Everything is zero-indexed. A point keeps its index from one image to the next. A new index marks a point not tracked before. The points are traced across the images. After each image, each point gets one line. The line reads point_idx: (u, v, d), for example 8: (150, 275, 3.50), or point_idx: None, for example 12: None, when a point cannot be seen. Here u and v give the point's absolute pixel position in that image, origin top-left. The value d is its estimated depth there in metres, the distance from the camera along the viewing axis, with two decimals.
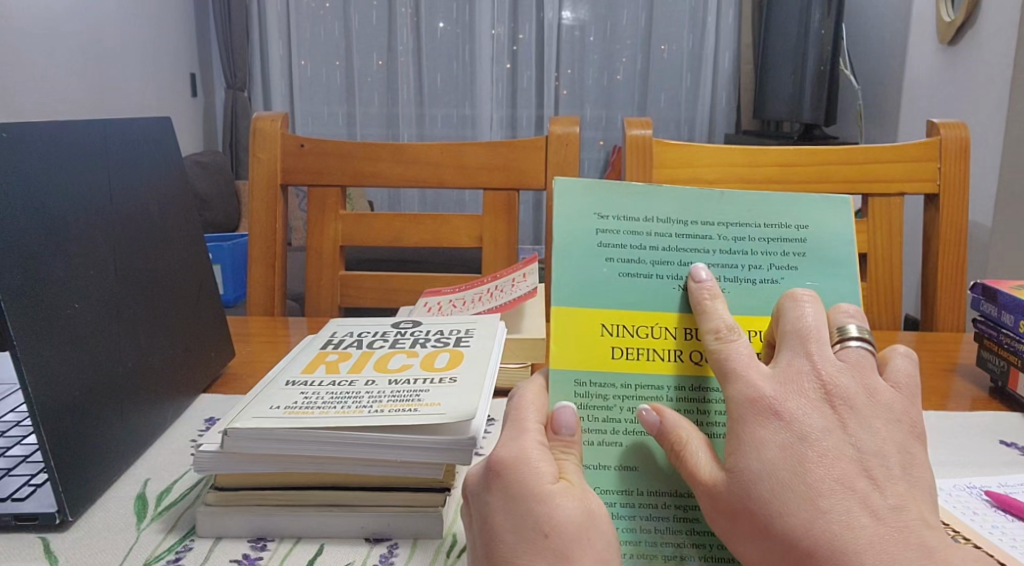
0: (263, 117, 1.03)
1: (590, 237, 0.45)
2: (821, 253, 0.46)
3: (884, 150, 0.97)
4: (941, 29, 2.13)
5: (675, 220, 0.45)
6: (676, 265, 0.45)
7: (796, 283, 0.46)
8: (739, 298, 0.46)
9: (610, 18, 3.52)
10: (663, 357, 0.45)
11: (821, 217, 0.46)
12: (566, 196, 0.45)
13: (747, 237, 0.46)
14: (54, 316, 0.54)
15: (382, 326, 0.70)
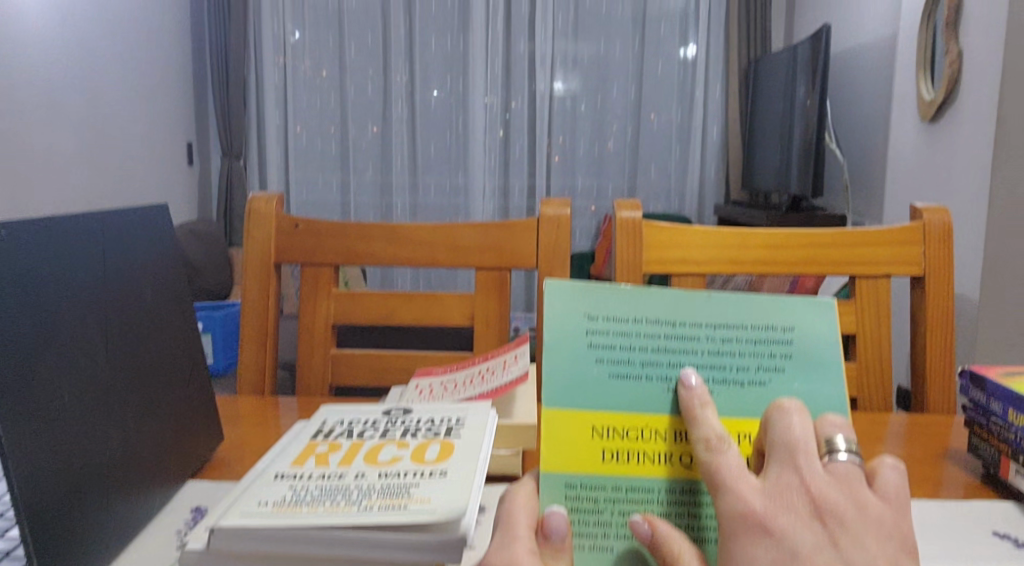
0: (258, 198, 1.04)
1: (579, 338, 0.48)
2: (807, 355, 0.49)
3: (869, 233, 0.99)
4: (922, 106, 2.21)
5: (664, 321, 0.48)
6: (666, 366, 0.48)
7: (782, 385, 0.49)
8: (728, 398, 0.48)
9: (600, 91, 3.63)
10: (653, 459, 0.47)
11: (808, 319, 0.49)
12: (557, 299, 0.48)
13: (734, 338, 0.48)
14: (43, 408, 0.54)
15: (372, 414, 0.69)
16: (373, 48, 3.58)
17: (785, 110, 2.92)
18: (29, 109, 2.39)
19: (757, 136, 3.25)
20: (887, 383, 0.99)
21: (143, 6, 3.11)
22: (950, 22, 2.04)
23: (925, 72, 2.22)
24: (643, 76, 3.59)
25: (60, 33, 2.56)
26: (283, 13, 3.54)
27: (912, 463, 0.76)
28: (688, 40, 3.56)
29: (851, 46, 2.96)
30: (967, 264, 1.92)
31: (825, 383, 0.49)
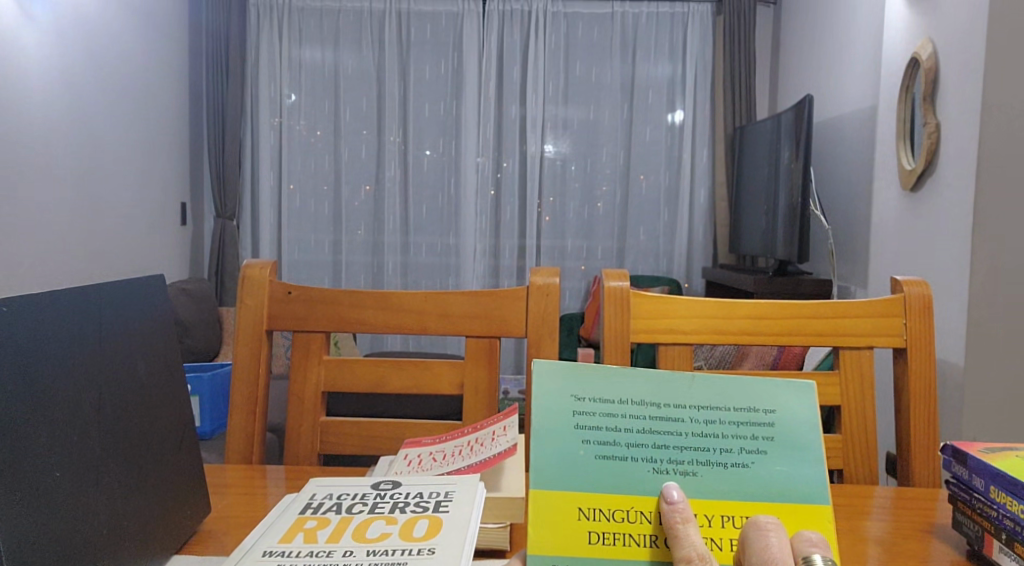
0: (252, 265, 1.06)
1: (568, 417, 0.54)
2: (789, 438, 0.54)
3: (851, 305, 1.01)
4: (903, 175, 2.26)
5: (647, 403, 0.54)
6: (649, 447, 0.54)
7: (764, 466, 0.54)
8: (711, 481, 0.53)
9: (590, 155, 3.70)
10: (638, 542, 0.52)
11: (787, 403, 0.55)
12: (548, 381, 0.54)
13: (716, 420, 0.54)
14: (16, 461, 0.54)
15: (362, 487, 0.69)
16: (368, 111, 3.67)
17: (770, 176, 2.99)
18: (26, 170, 2.42)
19: (744, 200, 3.31)
20: (872, 454, 1.00)
21: (144, 69, 3.19)
22: (926, 95, 2.12)
23: (906, 142, 2.30)
24: (632, 140, 3.67)
25: (61, 95, 2.61)
26: (280, 77, 3.65)
27: (899, 538, 0.76)
28: (675, 107, 3.67)
29: (833, 115, 3.06)
30: (951, 330, 1.95)
31: (806, 466, 0.53)
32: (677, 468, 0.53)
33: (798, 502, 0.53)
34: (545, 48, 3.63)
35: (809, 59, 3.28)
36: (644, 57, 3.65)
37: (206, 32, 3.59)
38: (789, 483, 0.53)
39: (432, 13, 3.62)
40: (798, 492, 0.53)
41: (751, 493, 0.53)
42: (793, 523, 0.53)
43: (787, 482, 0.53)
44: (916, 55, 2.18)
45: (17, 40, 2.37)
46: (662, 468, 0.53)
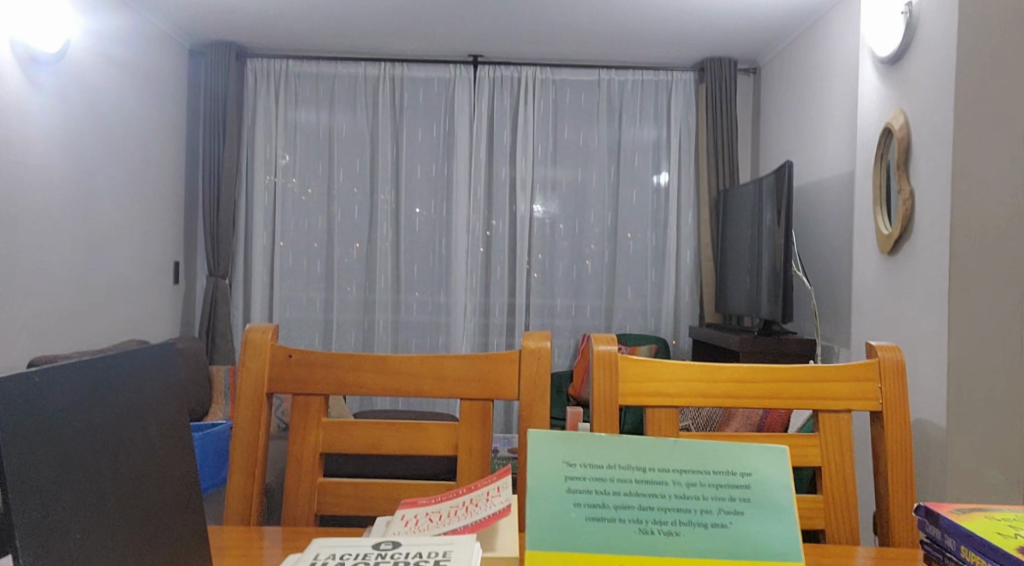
0: (255, 329, 1.10)
1: (560, 481, 0.61)
2: (763, 498, 0.60)
3: (830, 369, 1.06)
4: (881, 240, 2.35)
5: (634, 469, 0.61)
6: (636, 508, 0.60)
7: (744, 526, 0.59)
8: (694, 538, 0.59)
9: (578, 216, 3.79)
10: None
11: (761, 468, 0.62)
12: (544, 448, 0.62)
13: (698, 484, 0.61)
14: (45, 524, 0.57)
15: (364, 547, 0.72)
16: (362, 172, 3.76)
17: (753, 238, 3.08)
18: (25, 233, 2.47)
19: (728, 262, 3.39)
20: (853, 515, 1.03)
21: (143, 133, 3.27)
22: (900, 163, 2.21)
23: (882, 208, 2.39)
24: (619, 202, 3.77)
25: (63, 158, 2.68)
26: (276, 140, 3.75)
27: None
28: (661, 169, 3.78)
29: (812, 179, 3.17)
30: (930, 391, 2.00)
31: (781, 526, 0.59)
32: (662, 528, 0.59)
33: (774, 561, 0.58)
34: (535, 114, 3.76)
35: (788, 126, 3.41)
36: (630, 121, 3.78)
37: (204, 96, 3.69)
38: (767, 541, 0.59)
39: (426, 80, 3.76)
40: (775, 551, 0.58)
41: (734, 552, 0.58)
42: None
43: (766, 540, 0.59)
44: (889, 125, 2.29)
45: (22, 108, 2.45)
46: (648, 529, 0.59)
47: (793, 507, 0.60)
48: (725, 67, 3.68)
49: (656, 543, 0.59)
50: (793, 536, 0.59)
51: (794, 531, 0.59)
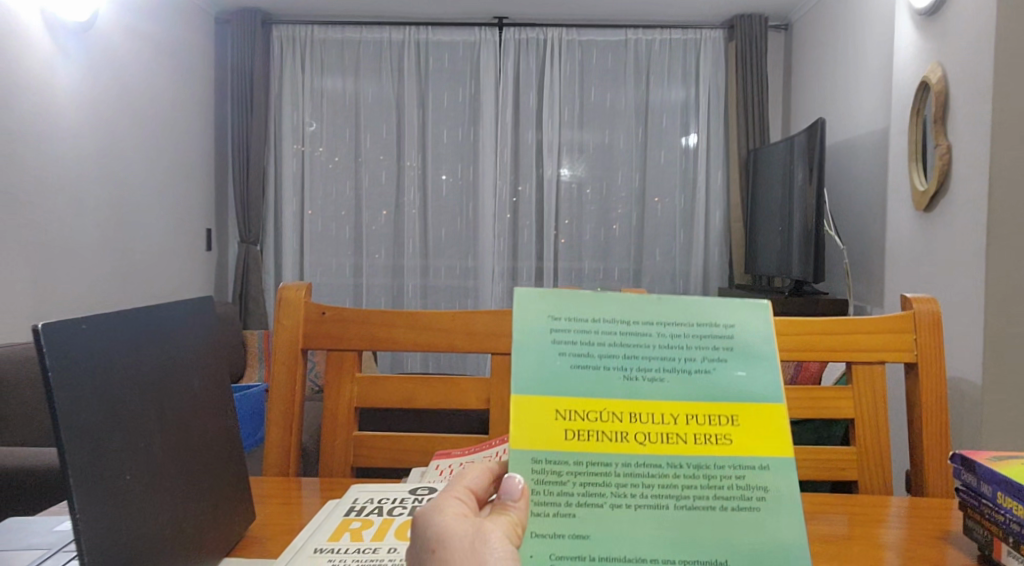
0: (288, 287, 1.11)
1: (544, 335, 0.57)
2: (746, 348, 0.58)
3: (863, 322, 1.05)
4: (916, 196, 2.30)
5: (619, 318, 0.57)
6: (620, 356, 0.57)
7: (727, 372, 0.57)
8: (679, 383, 0.57)
9: (606, 178, 3.76)
10: (612, 438, 0.55)
11: (744, 317, 0.59)
12: (527, 303, 0.57)
13: (684, 334, 0.58)
14: (100, 472, 0.59)
15: (401, 492, 0.74)
16: (388, 138, 3.76)
17: (784, 197, 3.03)
18: (58, 200, 2.51)
19: (759, 223, 3.34)
20: (886, 466, 1.03)
21: (172, 103, 3.29)
22: (937, 117, 2.15)
23: (918, 163, 2.33)
24: (647, 164, 3.73)
25: (93, 127, 2.71)
26: (302, 107, 3.75)
27: (914, 544, 0.80)
28: (690, 130, 3.72)
29: (846, 136, 3.10)
30: (967, 346, 1.97)
31: (763, 371, 0.57)
32: (646, 374, 0.57)
33: (755, 403, 0.57)
34: (560, 76, 3.72)
35: (821, 82, 3.33)
36: (658, 82, 3.72)
37: (230, 65, 3.71)
38: (749, 384, 0.57)
39: (450, 43, 3.73)
40: (755, 395, 0.57)
41: (716, 395, 0.57)
42: (750, 420, 0.56)
43: (746, 384, 0.57)
44: (926, 78, 2.22)
45: (51, 77, 2.47)
46: (632, 375, 0.57)
47: (777, 355, 0.58)
48: (755, 24, 3.60)
49: (641, 389, 0.56)
50: (774, 381, 0.57)
51: (776, 376, 0.57)
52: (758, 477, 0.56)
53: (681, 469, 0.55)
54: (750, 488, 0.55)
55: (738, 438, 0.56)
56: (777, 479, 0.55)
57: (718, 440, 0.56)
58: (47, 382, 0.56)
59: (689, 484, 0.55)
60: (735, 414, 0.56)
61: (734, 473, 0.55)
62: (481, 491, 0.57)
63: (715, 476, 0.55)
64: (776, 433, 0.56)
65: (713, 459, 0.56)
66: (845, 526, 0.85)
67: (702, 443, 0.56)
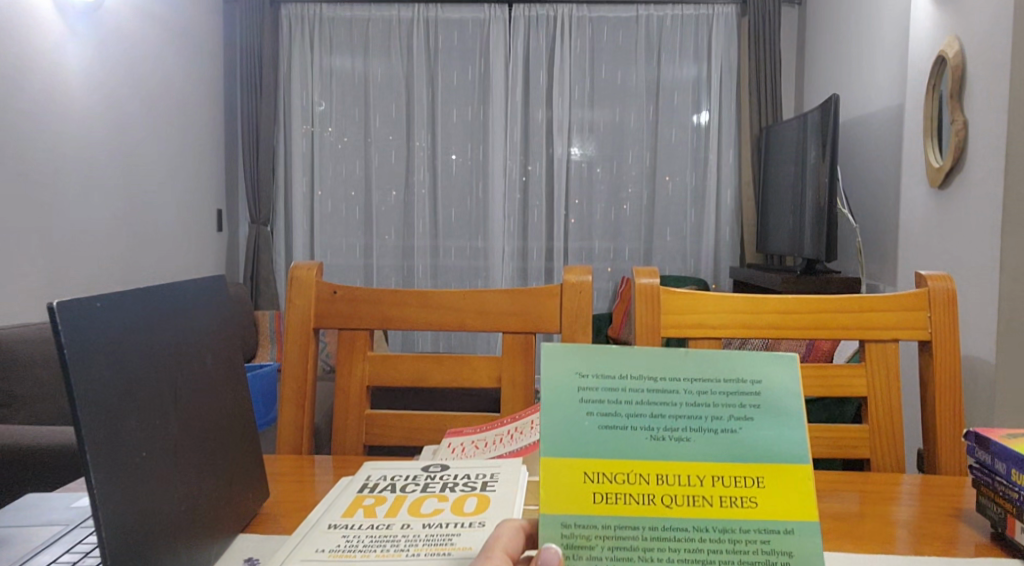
0: (299, 266, 1.12)
1: (572, 393, 0.55)
2: (774, 405, 0.55)
3: (876, 299, 1.04)
4: (931, 173, 2.27)
5: (645, 377, 0.56)
6: (647, 416, 0.55)
7: (752, 432, 0.55)
8: (705, 444, 0.55)
9: (617, 157, 3.74)
10: (638, 501, 0.54)
11: (772, 372, 0.56)
12: (554, 361, 0.56)
13: (709, 393, 0.55)
14: (121, 453, 0.59)
15: (413, 469, 0.74)
16: (397, 117, 3.74)
17: (797, 175, 3.00)
18: (68, 180, 2.52)
19: (770, 202, 3.32)
20: (899, 444, 1.03)
21: (181, 83, 3.29)
22: (954, 93, 2.12)
23: (933, 140, 2.30)
24: (658, 142, 3.70)
25: (102, 105, 2.71)
26: (311, 86, 3.74)
27: (927, 522, 0.80)
28: (701, 108, 3.68)
29: (860, 113, 3.06)
30: (982, 324, 1.95)
31: (791, 430, 0.55)
32: (673, 434, 0.55)
33: (782, 464, 0.54)
34: (571, 54, 3.68)
35: (835, 58, 3.28)
36: (669, 59, 3.67)
37: (240, 47, 3.70)
38: (775, 444, 0.55)
39: (460, 21, 3.69)
40: (782, 455, 0.54)
41: (741, 456, 0.55)
42: (776, 481, 0.54)
43: (773, 444, 0.55)
44: (943, 52, 2.18)
45: (59, 57, 2.47)
46: (659, 435, 0.55)
47: (804, 413, 0.55)
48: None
49: (666, 449, 0.55)
50: (802, 441, 0.55)
51: (803, 434, 0.55)
52: (785, 541, 0.53)
53: (706, 532, 0.54)
54: (775, 551, 0.53)
55: (765, 501, 0.54)
56: (805, 543, 0.53)
57: (744, 503, 0.54)
58: (64, 361, 0.55)
59: (715, 548, 0.53)
60: (760, 475, 0.54)
61: (759, 537, 0.53)
62: (515, 552, 0.55)
63: (740, 540, 0.53)
64: (803, 495, 0.54)
65: (738, 523, 0.54)
66: (855, 504, 0.85)
67: (728, 505, 0.54)
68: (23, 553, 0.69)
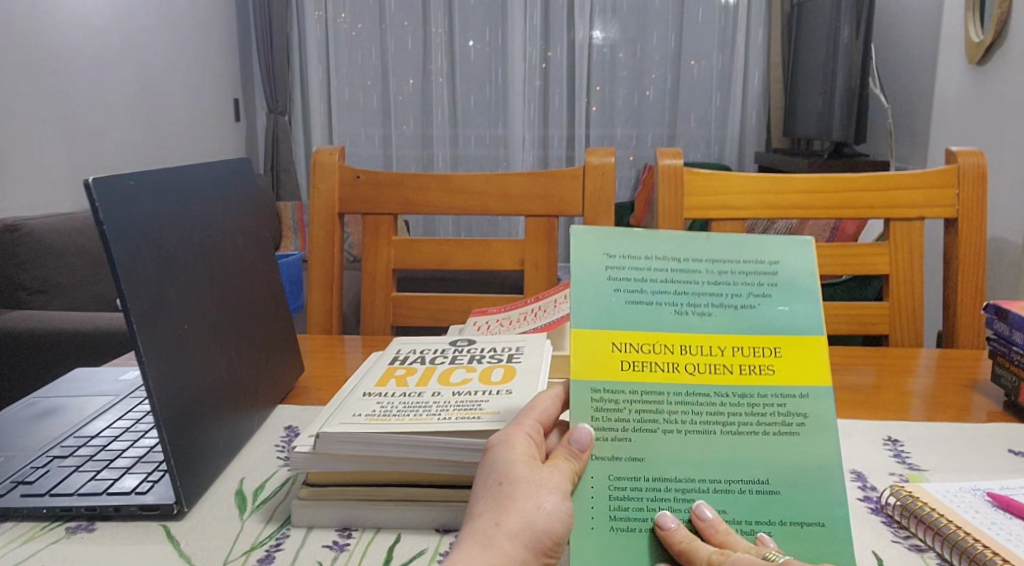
0: (322, 151, 1.12)
1: (600, 271, 0.56)
2: (789, 283, 0.57)
3: (905, 177, 1.03)
4: (970, 48, 2.15)
5: (669, 258, 0.57)
6: (671, 293, 0.56)
7: (770, 307, 0.56)
8: (726, 318, 0.56)
9: (640, 39, 3.59)
10: (664, 369, 0.54)
11: (789, 255, 0.57)
12: (582, 242, 0.56)
13: (729, 272, 0.57)
14: (168, 328, 0.62)
15: (441, 344, 0.78)
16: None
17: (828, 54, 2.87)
18: (82, 70, 2.49)
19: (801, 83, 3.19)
20: (918, 320, 1.04)
21: None
22: None
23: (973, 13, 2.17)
24: (684, 22, 3.53)
25: None
26: None
27: (940, 392, 0.82)
28: None
29: None
30: (1011, 205, 1.92)
31: (806, 305, 0.56)
32: (696, 309, 0.56)
33: (796, 335, 0.55)
34: None
35: None
36: None
37: None
38: (792, 318, 0.56)
39: None
40: (796, 326, 0.55)
41: (758, 328, 0.56)
42: (791, 353, 0.55)
43: (789, 318, 0.56)
44: None
45: None
46: (683, 310, 0.56)
47: (818, 290, 0.56)
48: None
49: (689, 322, 0.56)
50: (817, 316, 0.56)
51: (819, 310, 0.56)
52: (799, 403, 0.54)
53: (726, 396, 0.54)
54: (789, 412, 0.54)
55: (781, 368, 0.55)
56: (818, 406, 0.54)
57: (761, 370, 0.55)
58: (103, 235, 0.56)
59: (736, 411, 0.54)
60: (776, 346, 0.55)
61: (776, 401, 0.54)
62: (548, 421, 0.56)
63: (757, 404, 0.54)
64: (816, 366, 0.55)
65: (756, 387, 0.54)
66: (873, 377, 0.87)
67: (748, 371, 0.55)
68: (81, 418, 0.74)
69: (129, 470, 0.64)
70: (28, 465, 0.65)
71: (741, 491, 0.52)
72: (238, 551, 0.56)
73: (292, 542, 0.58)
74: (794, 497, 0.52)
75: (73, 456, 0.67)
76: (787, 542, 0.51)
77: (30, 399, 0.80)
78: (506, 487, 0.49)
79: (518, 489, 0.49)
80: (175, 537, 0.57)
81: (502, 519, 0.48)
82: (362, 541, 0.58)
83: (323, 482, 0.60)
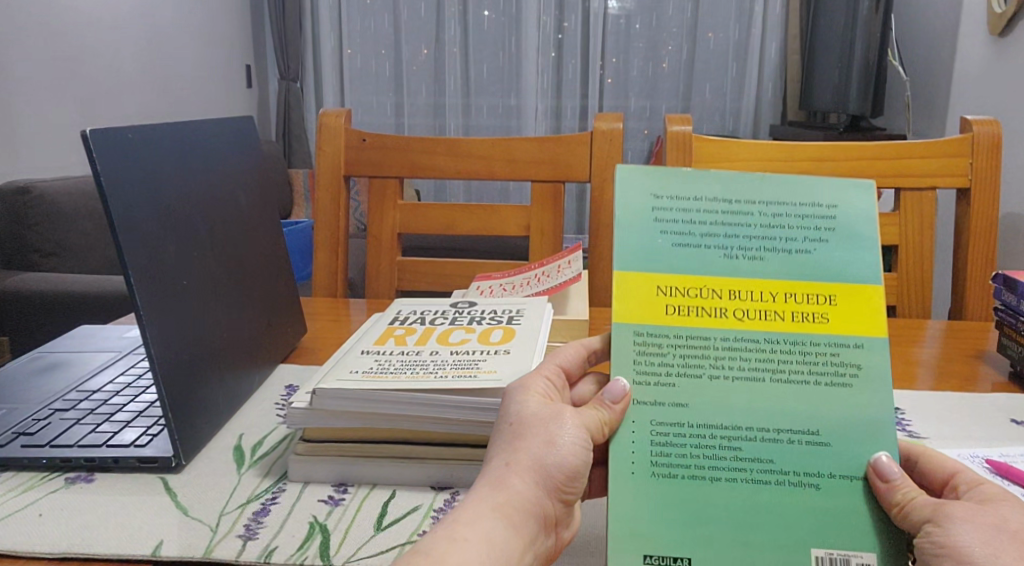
0: (328, 113, 1.11)
1: (647, 212, 0.54)
2: (848, 228, 0.54)
3: (917, 145, 1.01)
4: (993, 20, 2.09)
5: (721, 200, 0.54)
6: (722, 237, 0.54)
7: (826, 253, 0.53)
8: (780, 264, 0.53)
9: (656, 9, 3.53)
10: (711, 314, 0.53)
11: (849, 198, 0.54)
12: (628, 183, 0.54)
13: (784, 216, 0.54)
14: (169, 285, 0.62)
15: (442, 305, 0.78)
16: None
17: None
18: (94, 33, 2.48)
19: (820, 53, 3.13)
20: (927, 291, 1.03)
21: None
22: None
23: None
24: None
25: None
26: None
27: (947, 361, 0.82)
28: None
29: None
30: None
31: (864, 253, 0.53)
32: (746, 253, 0.53)
33: (852, 284, 0.53)
34: None
35: None
36: None
37: None
38: (847, 265, 0.53)
39: None
40: (853, 275, 0.53)
41: (813, 275, 0.53)
42: (846, 303, 0.53)
43: (847, 265, 0.53)
44: None
45: None
46: (732, 254, 0.53)
47: (876, 236, 0.54)
48: None
49: (739, 268, 0.53)
50: (875, 264, 0.53)
51: (877, 256, 0.53)
52: (851, 353, 0.52)
53: (776, 343, 0.52)
54: (841, 363, 0.52)
55: (835, 316, 0.53)
56: (873, 358, 0.52)
57: (815, 318, 0.53)
58: (100, 187, 0.56)
59: (785, 358, 0.52)
60: (831, 294, 0.53)
61: (828, 350, 0.52)
62: (571, 369, 0.57)
63: (809, 352, 0.52)
64: (870, 315, 0.53)
65: (808, 336, 0.52)
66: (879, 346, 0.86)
67: (800, 319, 0.53)
68: (84, 373, 0.75)
69: (128, 424, 0.65)
70: (29, 418, 0.66)
71: (789, 441, 0.51)
72: (235, 504, 0.57)
73: (289, 495, 0.58)
74: (842, 448, 0.51)
75: (74, 409, 0.67)
76: (835, 494, 0.50)
77: (33, 353, 0.81)
78: (516, 427, 0.51)
79: (526, 428, 0.51)
80: (174, 490, 0.58)
81: (512, 459, 0.49)
82: (358, 496, 0.58)
83: (321, 438, 0.60)
